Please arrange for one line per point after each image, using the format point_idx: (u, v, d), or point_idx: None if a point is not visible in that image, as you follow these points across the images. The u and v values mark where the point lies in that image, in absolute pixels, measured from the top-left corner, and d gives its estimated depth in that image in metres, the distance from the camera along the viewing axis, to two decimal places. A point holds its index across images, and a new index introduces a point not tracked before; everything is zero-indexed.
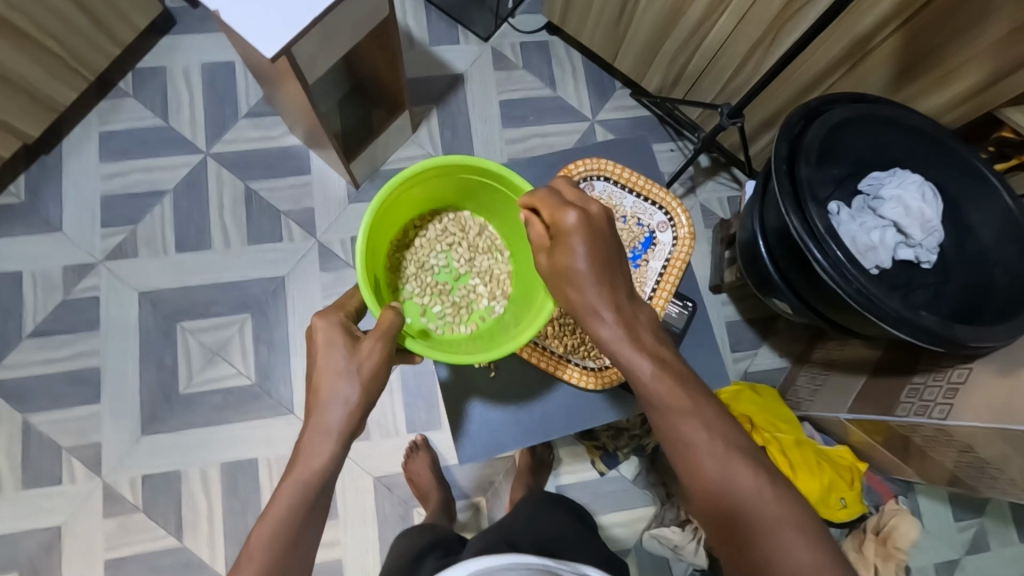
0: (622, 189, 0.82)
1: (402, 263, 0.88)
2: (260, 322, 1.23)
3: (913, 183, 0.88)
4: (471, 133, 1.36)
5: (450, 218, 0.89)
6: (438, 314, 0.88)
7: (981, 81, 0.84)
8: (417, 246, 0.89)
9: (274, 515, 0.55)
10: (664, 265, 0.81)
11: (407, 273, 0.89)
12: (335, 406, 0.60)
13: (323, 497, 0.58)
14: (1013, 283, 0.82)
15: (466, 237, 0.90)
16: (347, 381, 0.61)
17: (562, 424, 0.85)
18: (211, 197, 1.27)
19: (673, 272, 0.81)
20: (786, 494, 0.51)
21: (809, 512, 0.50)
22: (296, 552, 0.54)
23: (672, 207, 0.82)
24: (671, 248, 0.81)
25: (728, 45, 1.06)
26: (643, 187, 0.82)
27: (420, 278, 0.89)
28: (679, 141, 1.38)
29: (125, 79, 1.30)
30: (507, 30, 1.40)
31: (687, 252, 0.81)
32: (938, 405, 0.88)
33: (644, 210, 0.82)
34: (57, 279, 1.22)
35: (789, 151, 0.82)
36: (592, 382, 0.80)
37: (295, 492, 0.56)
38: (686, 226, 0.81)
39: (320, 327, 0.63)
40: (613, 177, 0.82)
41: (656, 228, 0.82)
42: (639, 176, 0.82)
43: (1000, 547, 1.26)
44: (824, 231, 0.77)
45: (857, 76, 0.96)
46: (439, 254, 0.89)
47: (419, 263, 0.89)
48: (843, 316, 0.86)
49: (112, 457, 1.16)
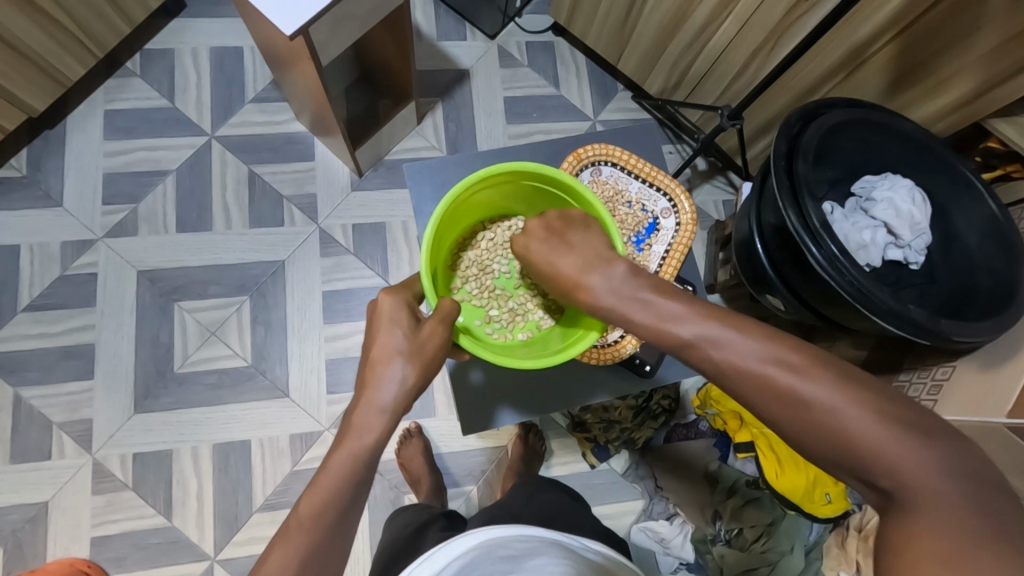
0: (629, 175, 0.87)
1: (464, 264, 0.86)
2: (258, 304, 1.23)
3: (903, 186, 0.92)
4: (474, 126, 1.38)
5: (517, 224, 0.86)
6: (492, 320, 0.86)
7: (971, 92, 0.88)
8: (482, 249, 0.86)
9: (325, 486, 0.54)
10: (667, 248, 0.85)
11: (467, 274, 0.86)
12: (390, 385, 0.59)
13: (368, 474, 0.56)
14: (996, 284, 0.86)
15: None
16: (407, 363, 0.60)
17: (559, 400, 0.86)
18: (214, 178, 1.28)
19: (676, 254, 0.84)
20: (828, 384, 0.47)
21: (857, 396, 0.46)
22: (346, 523, 0.53)
23: (676, 194, 0.86)
24: (674, 234, 0.85)
25: (730, 49, 1.09)
26: (647, 173, 0.87)
27: (480, 281, 0.86)
28: (678, 144, 1.41)
29: (133, 58, 1.31)
30: (514, 29, 1.43)
31: (689, 237, 0.85)
32: (922, 401, 0.93)
33: (649, 196, 0.87)
34: (54, 253, 1.21)
35: (787, 149, 0.84)
36: (595, 358, 0.81)
37: (344, 466, 0.55)
38: (689, 212, 0.86)
39: (386, 302, 0.63)
40: (620, 163, 0.86)
41: (660, 214, 0.86)
42: (645, 163, 0.87)
43: None
44: (819, 226, 0.80)
45: (852, 84, 0.99)
46: (503, 260, 0.87)
47: (482, 265, 0.87)
48: (836, 311, 0.89)
49: (103, 433, 1.16)
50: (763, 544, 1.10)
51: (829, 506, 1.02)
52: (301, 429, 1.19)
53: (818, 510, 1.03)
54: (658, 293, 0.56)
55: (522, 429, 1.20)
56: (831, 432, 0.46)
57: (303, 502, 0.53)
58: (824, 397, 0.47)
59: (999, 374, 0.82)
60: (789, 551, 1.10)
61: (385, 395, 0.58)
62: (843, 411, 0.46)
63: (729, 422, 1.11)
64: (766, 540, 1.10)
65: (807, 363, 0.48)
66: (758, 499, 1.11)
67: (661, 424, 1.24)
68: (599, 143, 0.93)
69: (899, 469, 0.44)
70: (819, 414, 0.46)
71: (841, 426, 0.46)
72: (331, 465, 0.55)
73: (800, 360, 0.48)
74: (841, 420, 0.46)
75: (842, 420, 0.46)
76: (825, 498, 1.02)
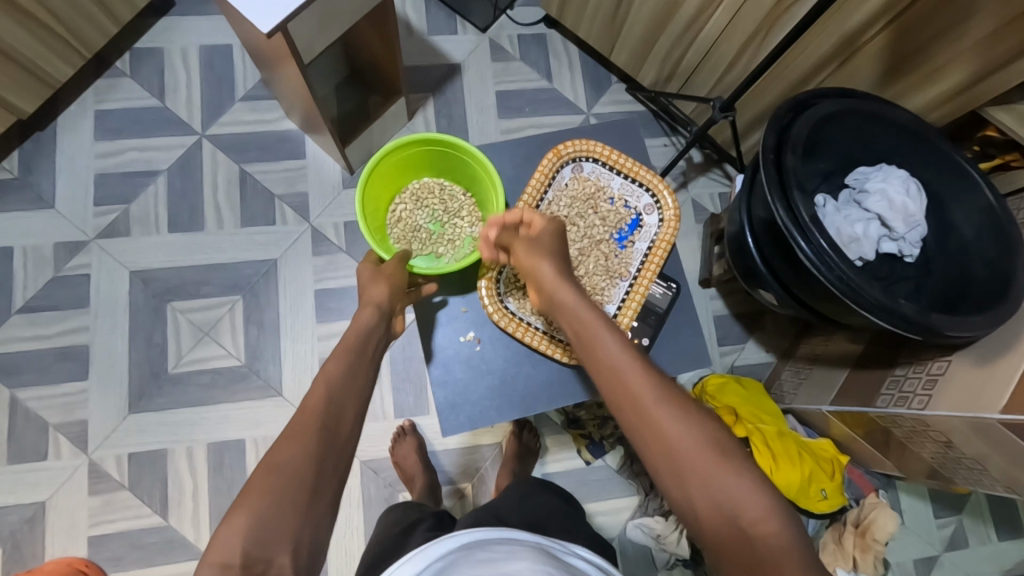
0: (611, 171, 0.90)
1: (401, 239, 1.00)
2: (251, 303, 1.23)
3: (898, 177, 0.90)
4: (466, 121, 1.37)
5: (415, 188, 1.01)
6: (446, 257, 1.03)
7: (965, 81, 0.86)
8: (406, 219, 1.01)
9: (337, 356, 0.67)
10: (649, 245, 0.90)
11: (408, 244, 1.01)
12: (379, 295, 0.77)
13: (366, 364, 0.68)
14: (992, 277, 0.84)
15: (437, 194, 1.01)
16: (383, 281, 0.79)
17: (544, 399, 0.88)
18: (205, 178, 1.28)
19: (659, 250, 0.89)
20: (708, 432, 0.55)
21: (730, 447, 0.54)
22: (360, 375, 0.66)
23: (658, 188, 0.89)
24: (657, 230, 0.90)
25: (722, 40, 1.08)
26: (630, 169, 0.89)
27: (420, 242, 1.02)
28: (673, 136, 1.39)
29: (122, 58, 1.30)
30: (505, 22, 1.41)
31: (673, 232, 0.88)
32: (917, 396, 0.90)
33: (631, 192, 0.91)
34: (47, 254, 1.22)
35: (776, 142, 0.83)
36: (574, 357, 0.86)
37: (340, 364, 0.66)
38: (672, 208, 0.89)
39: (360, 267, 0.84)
40: (601, 158, 0.89)
41: (643, 210, 0.90)
42: (627, 159, 0.89)
43: (978, 543, 1.28)
44: (809, 220, 0.78)
45: (846, 73, 0.97)
46: (424, 216, 1.02)
47: (412, 231, 1.01)
48: (827, 306, 0.87)
49: (99, 434, 1.16)
50: None
51: (824, 502, 1.04)
52: None
53: (815, 506, 1.03)
54: (593, 316, 0.67)
55: (516, 426, 1.19)
56: (678, 450, 0.54)
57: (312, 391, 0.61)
58: (688, 428, 0.55)
59: (995, 368, 0.80)
60: None
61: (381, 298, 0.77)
62: (711, 455, 0.53)
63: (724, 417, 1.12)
64: None
65: (696, 412, 0.57)
66: None
67: None
68: (581, 137, 0.92)
69: (738, 502, 0.51)
70: (683, 444, 0.54)
71: (707, 470, 0.52)
72: (329, 365, 0.66)
73: (690, 410, 0.57)
74: (698, 449, 0.53)
75: (702, 447, 0.53)
76: (821, 494, 1.04)
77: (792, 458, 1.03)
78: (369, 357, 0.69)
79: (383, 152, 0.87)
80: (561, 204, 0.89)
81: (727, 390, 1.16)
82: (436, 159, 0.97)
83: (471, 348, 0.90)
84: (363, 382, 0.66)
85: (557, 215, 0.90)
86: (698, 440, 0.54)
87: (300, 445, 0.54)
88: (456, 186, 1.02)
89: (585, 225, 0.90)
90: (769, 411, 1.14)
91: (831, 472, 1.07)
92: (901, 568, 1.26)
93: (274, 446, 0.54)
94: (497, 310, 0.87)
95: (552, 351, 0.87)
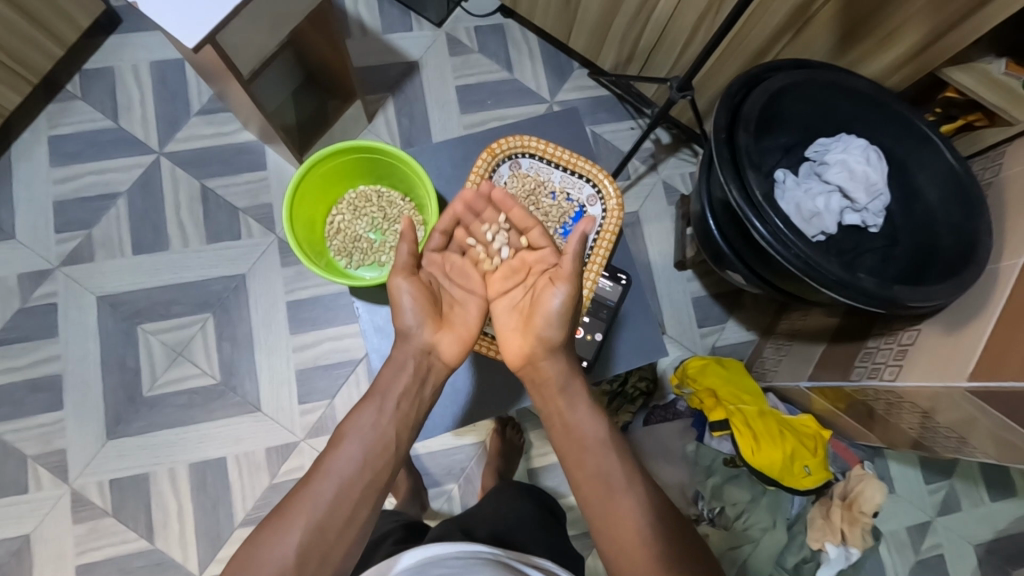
0: (550, 164, 0.94)
1: (341, 248, 1.00)
2: (222, 320, 1.22)
3: (857, 146, 0.89)
4: (428, 119, 1.35)
5: (351, 197, 1.00)
6: (387, 264, 1.02)
7: (921, 40, 0.83)
8: (344, 228, 1.00)
9: (370, 417, 0.67)
10: (595, 235, 0.91)
11: (348, 252, 1.01)
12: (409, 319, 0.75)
13: (390, 436, 0.67)
14: (956, 241, 0.83)
15: (374, 201, 1.01)
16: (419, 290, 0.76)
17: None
18: (167, 196, 1.26)
19: (605, 240, 0.90)
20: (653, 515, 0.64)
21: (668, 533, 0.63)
22: (381, 443, 0.65)
23: (598, 178, 0.93)
24: (602, 220, 0.92)
25: (676, 18, 1.05)
26: (568, 161, 0.93)
27: (360, 250, 1.01)
28: (639, 119, 1.37)
29: (73, 80, 1.28)
30: (461, 14, 1.39)
31: (616, 221, 0.91)
32: (889, 367, 0.89)
33: (572, 184, 0.94)
34: (13, 285, 1.21)
35: (728, 120, 0.81)
36: None
37: (369, 435, 0.66)
38: (614, 197, 0.92)
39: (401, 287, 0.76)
40: (538, 153, 0.92)
41: (586, 201, 0.94)
42: (564, 151, 0.93)
43: (971, 506, 1.28)
44: (763, 199, 0.76)
45: (801, 43, 0.94)
46: (363, 225, 1.01)
47: (352, 240, 1.00)
48: (792, 284, 0.86)
49: (79, 462, 1.16)
50: (745, 520, 1.06)
51: (808, 479, 1.03)
52: (275, 442, 1.18)
53: (799, 483, 1.03)
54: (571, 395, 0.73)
55: (498, 424, 1.19)
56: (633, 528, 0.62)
57: (319, 462, 0.63)
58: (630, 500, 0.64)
59: (960, 336, 0.80)
60: (771, 527, 1.06)
61: (404, 322, 0.75)
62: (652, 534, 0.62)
63: (705, 399, 1.11)
64: (747, 517, 1.06)
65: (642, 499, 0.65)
66: (737, 477, 1.08)
67: (642, 406, 1.24)
68: (517, 133, 0.96)
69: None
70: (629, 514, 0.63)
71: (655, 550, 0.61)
72: (354, 442, 0.64)
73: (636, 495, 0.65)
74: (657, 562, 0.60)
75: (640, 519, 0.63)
76: (805, 471, 1.03)
77: (773, 437, 1.03)
78: (391, 431, 0.67)
79: (308, 165, 0.86)
80: None
81: (708, 370, 1.14)
82: (369, 164, 0.96)
83: None
84: (381, 449, 0.65)
85: None
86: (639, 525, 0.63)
87: (286, 526, 0.57)
88: (395, 191, 1.01)
89: None
90: (749, 391, 1.13)
91: (813, 448, 1.06)
92: (895, 537, 1.26)
93: (273, 529, 0.57)
94: None
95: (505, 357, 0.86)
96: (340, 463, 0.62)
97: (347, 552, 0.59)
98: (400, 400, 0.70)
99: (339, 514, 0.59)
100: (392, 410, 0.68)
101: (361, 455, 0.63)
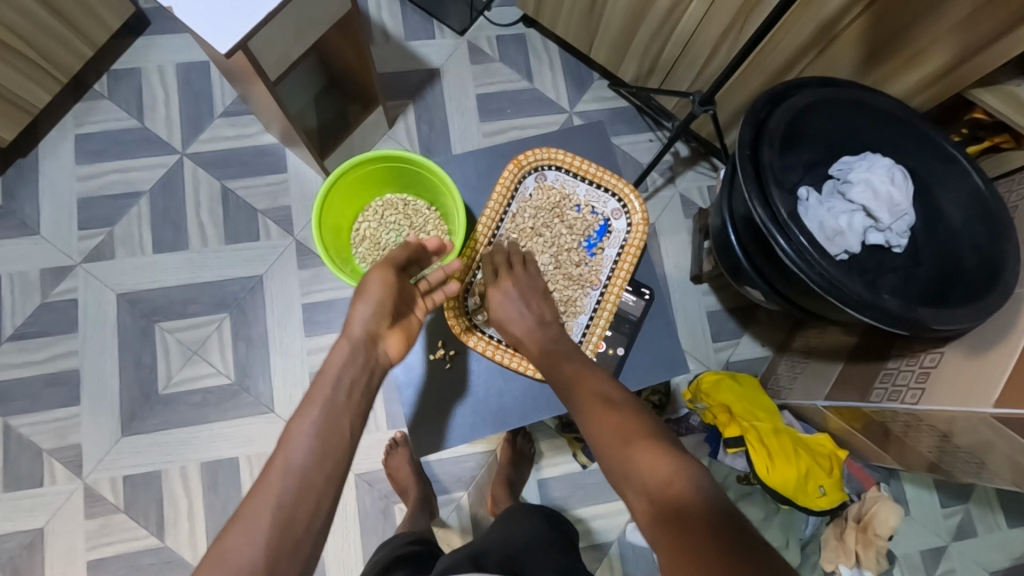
0: (575, 177, 0.95)
1: (365, 255, 1.01)
2: (238, 320, 1.23)
3: (882, 166, 0.88)
4: (447, 126, 1.35)
5: (378, 206, 1.02)
6: None
7: (949, 62, 0.83)
8: (370, 235, 1.01)
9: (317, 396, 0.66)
10: (619, 250, 0.94)
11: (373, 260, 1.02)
12: (361, 322, 0.74)
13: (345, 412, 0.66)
14: (982, 263, 0.82)
15: (400, 211, 1.02)
16: (381, 290, 0.77)
17: (518, 411, 0.90)
18: (188, 195, 1.27)
19: (628, 255, 0.94)
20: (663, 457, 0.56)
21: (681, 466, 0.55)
22: (335, 416, 0.64)
23: (624, 192, 0.94)
24: (626, 235, 0.95)
25: (700, 32, 1.05)
26: (594, 175, 0.95)
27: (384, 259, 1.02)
28: (658, 131, 1.37)
29: (100, 80, 1.30)
30: (483, 23, 1.39)
31: (641, 237, 0.93)
32: (910, 390, 0.88)
33: (597, 198, 0.96)
34: (35, 280, 1.22)
35: (753, 136, 0.81)
36: None
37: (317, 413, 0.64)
38: (639, 212, 0.94)
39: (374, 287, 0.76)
40: (564, 166, 0.94)
41: (610, 215, 0.95)
42: (590, 165, 0.95)
43: (987, 532, 1.25)
44: (787, 216, 0.76)
45: (826, 60, 0.94)
46: (388, 235, 1.02)
47: (377, 248, 1.02)
48: (814, 303, 0.85)
49: (93, 457, 1.17)
50: None
51: (823, 498, 1.02)
52: None
53: (812, 502, 1.02)
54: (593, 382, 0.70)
55: (508, 434, 1.18)
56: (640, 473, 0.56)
57: (272, 460, 0.60)
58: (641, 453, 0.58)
59: (985, 361, 0.79)
60: (784, 546, 1.05)
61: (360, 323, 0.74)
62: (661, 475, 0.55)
63: (718, 416, 1.10)
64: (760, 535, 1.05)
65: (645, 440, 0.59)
66: (750, 494, 1.08)
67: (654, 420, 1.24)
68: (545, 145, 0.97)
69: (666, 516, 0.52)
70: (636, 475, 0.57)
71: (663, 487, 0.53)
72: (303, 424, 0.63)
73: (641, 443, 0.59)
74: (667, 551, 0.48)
75: (646, 475, 0.56)
76: (819, 491, 1.02)
77: (788, 455, 1.02)
78: (351, 404, 0.67)
79: (339, 171, 0.88)
80: (527, 214, 0.95)
81: (722, 386, 1.12)
82: (396, 174, 0.98)
83: (442, 366, 0.91)
84: (335, 438, 0.62)
85: (523, 226, 0.96)
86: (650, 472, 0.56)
87: (246, 535, 0.54)
88: (420, 201, 1.03)
89: (552, 234, 0.96)
90: (764, 408, 1.12)
91: (829, 468, 1.04)
92: (908, 561, 1.24)
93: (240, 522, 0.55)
94: (464, 329, 0.90)
95: (522, 367, 0.89)
96: (294, 450, 0.60)
97: (314, 544, 0.56)
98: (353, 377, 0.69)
99: (306, 494, 0.58)
100: (347, 393, 0.67)
101: (315, 444, 0.61)
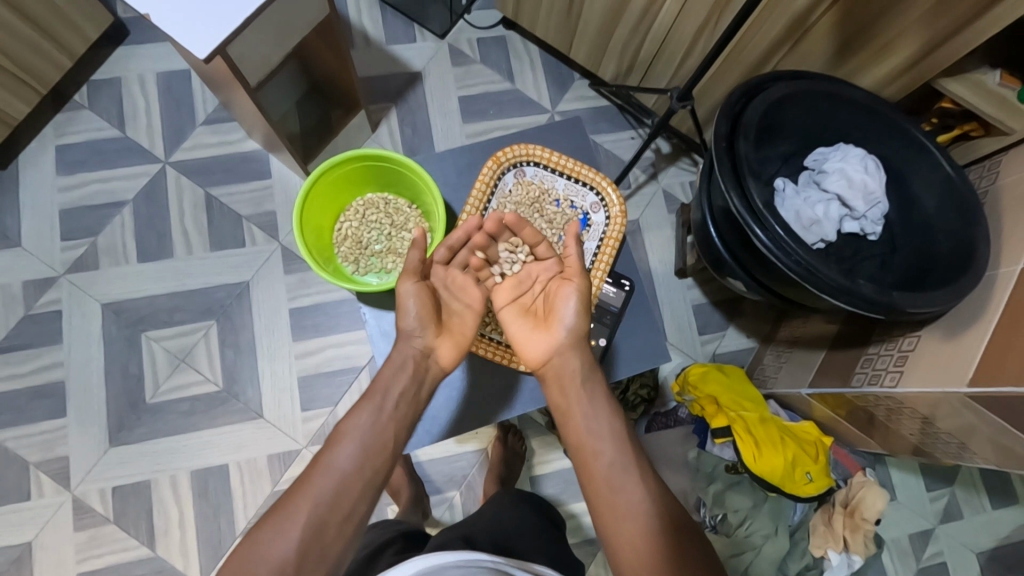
0: (553, 172, 0.96)
1: (347, 252, 1.02)
2: (226, 327, 1.23)
3: (856, 156, 0.90)
4: (430, 128, 1.36)
5: (359, 205, 1.02)
6: (392, 271, 1.03)
7: (917, 52, 0.85)
8: (351, 233, 1.02)
9: (365, 408, 0.70)
10: (598, 243, 0.94)
11: (355, 257, 1.03)
12: (413, 331, 0.78)
13: (389, 426, 0.70)
14: (955, 249, 0.84)
15: (382, 208, 1.03)
16: (419, 301, 0.79)
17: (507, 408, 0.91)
18: (171, 203, 1.27)
19: (608, 247, 0.94)
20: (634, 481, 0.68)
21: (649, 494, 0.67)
22: (382, 430, 0.69)
23: (602, 186, 0.95)
24: (605, 228, 0.95)
25: (675, 29, 1.06)
26: (572, 169, 0.96)
27: (366, 256, 1.03)
28: (639, 128, 1.39)
29: (80, 91, 1.29)
30: (463, 26, 1.41)
31: (619, 229, 0.94)
32: (889, 373, 0.90)
33: (576, 193, 0.97)
34: (17, 292, 1.21)
35: (728, 129, 0.83)
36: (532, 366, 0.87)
37: (366, 422, 0.69)
38: (617, 206, 0.94)
39: (411, 296, 0.79)
40: (542, 161, 0.95)
41: (589, 209, 0.96)
42: (568, 160, 0.95)
43: (972, 514, 1.27)
44: (763, 207, 0.78)
45: (799, 54, 0.96)
46: (370, 233, 1.03)
47: (359, 246, 1.02)
48: (792, 291, 0.87)
49: (81, 469, 1.16)
50: (747, 527, 1.06)
51: (810, 485, 1.03)
52: (277, 450, 1.19)
53: (800, 489, 1.03)
54: (582, 403, 0.74)
55: (500, 431, 1.19)
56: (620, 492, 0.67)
57: (318, 459, 0.65)
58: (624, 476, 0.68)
59: (960, 343, 0.81)
60: (773, 534, 1.06)
61: (410, 323, 0.78)
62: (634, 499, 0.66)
63: (706, 407, 1.12)
64: (749, 523, 1.06)
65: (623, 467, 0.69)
66: (739, 483, 1.07)
67: (643, 413, 1.27)
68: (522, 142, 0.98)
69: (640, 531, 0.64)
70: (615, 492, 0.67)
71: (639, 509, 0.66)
72: (351, 430, 0.68)
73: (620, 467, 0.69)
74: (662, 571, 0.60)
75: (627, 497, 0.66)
76: (806, 477, 1.04)
77: (774, 443, 1.03)
78: (397, 420, 0.71)
79: (318, 171, 0.88)
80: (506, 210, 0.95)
81: (709, 378, 1.14)
82: (376, 172, 0.99)
83: None
84: (379, 450, 0.67)
85: None
86: (630, 494, 0.66)
87: (284, 527, 0.59)
88: (401, 199, 1.03)
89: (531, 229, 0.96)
90: (751, 398, 1.13)
91: (815, 455, 1.06)
92: (897, 545, 1.26)
93: (284, 513, 0.60)
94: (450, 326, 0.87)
95: (508, 361, 0.86)
96: (338, 457, 0.65)
97: (344, 546, 0.61)
98: (400, 395, 0.74)
99: (346, 495, 0.62)
100: (393, 405, 0.72)
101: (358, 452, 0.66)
